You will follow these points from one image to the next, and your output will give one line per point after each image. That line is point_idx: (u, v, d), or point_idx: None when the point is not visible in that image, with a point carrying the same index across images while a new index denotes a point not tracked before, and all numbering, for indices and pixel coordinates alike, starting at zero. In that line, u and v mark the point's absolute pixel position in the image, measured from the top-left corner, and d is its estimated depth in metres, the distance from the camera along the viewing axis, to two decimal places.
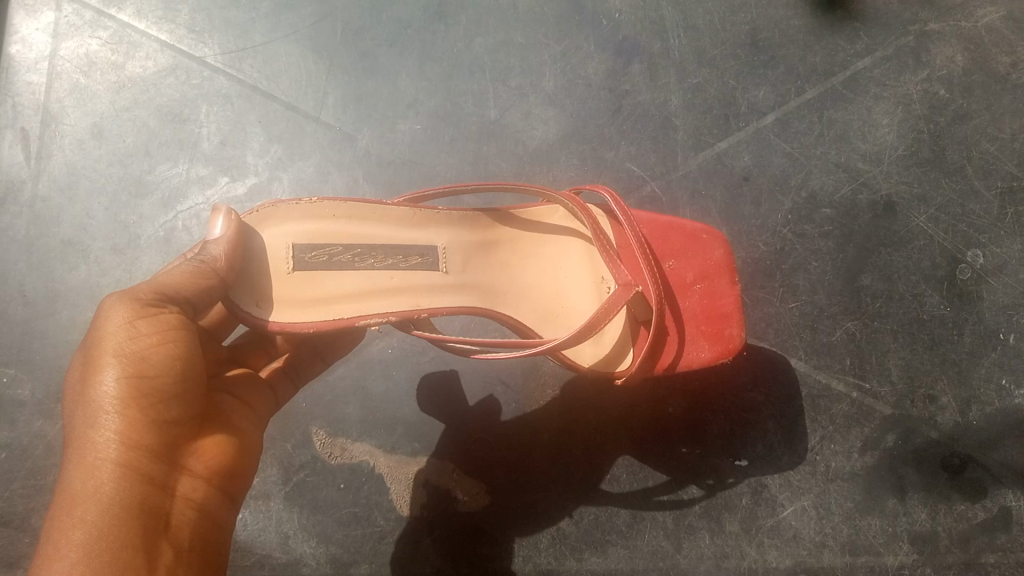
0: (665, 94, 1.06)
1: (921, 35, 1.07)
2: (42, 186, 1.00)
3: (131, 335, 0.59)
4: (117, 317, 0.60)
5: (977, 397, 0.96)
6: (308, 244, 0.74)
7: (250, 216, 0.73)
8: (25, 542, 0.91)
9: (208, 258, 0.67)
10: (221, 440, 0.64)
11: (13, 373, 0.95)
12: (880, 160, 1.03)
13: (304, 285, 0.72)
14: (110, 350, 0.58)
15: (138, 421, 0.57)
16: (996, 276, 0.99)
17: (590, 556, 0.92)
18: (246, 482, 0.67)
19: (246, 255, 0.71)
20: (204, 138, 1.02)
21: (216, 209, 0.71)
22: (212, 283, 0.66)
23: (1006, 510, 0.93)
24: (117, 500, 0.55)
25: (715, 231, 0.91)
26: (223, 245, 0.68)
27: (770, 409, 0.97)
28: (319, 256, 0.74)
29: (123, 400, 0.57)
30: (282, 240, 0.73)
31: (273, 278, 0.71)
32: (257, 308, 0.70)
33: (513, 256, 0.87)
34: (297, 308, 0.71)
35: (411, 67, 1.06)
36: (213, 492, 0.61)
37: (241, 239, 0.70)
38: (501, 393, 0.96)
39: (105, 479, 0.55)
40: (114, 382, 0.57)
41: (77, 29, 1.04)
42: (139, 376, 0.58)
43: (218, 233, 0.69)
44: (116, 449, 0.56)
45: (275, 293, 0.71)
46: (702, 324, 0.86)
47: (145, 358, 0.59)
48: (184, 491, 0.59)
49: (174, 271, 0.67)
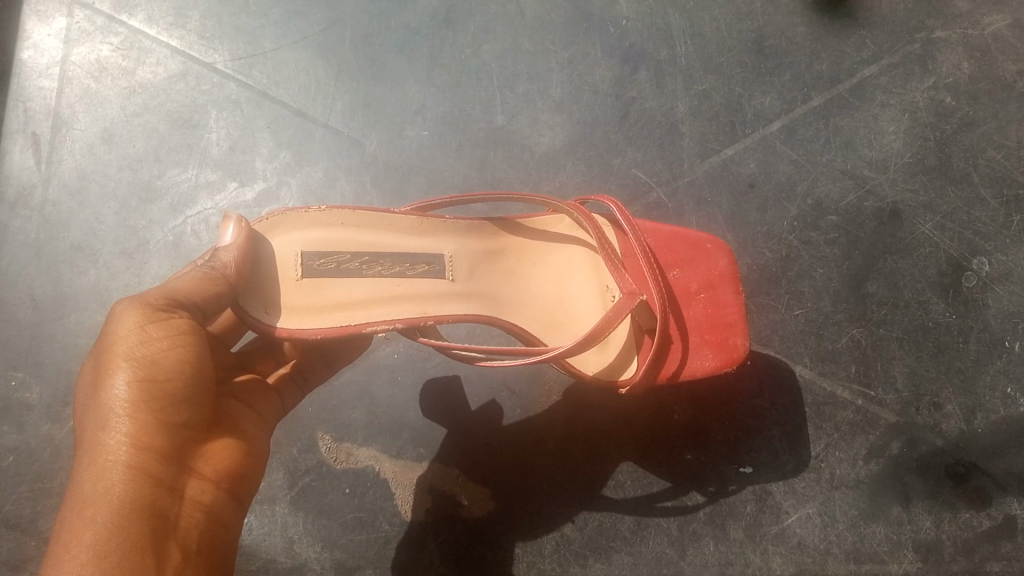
0: (671, 101, 1.06)
1: (927, 43, 1.07)
2: (53, 190, 1.01)
3: (142, 340, 0.59)
4: (129, 321, 0.60)
5: (982, 405, 0.96)
6: (316, 251, 0.75)
7: (260, 225, 0.74)
8: (34, 544, 0.92)
9: (218, 265, 0.68)
10: (229, 444, 0.65)
11: (23, 376, 0.96)
12: (886, 167, 1.03)
13: (312, 292, 0.73)
14: (121, 354, 0.59)
15: (147, 423, 0.58)
16: (1001, 283, 0.99)
17: (594, 562, 0.93)
18: (253, 485, 0.67)
19: (255, 264, 0.72)
20: (213, 143, 1.03)
21: (227, 217, 0.72)
22: (222, 290, 0.67)
23: (1011, 519, 0.93)
24: (127, 501, 0.55)
25: (719, 242, 0.91)
26: (233, 253, 0.69)
27: (774, 415, 0.97)
28: (327, 264, 0.75)
29: (133, 403, 0.57)
30: (291, 247, 0.74)
31: (282, 285, 0.72)
32: (266, 315, 0.70)
33: (519, 264, 0.88)
34: (304, 314, 0.72)
35: (419, 74, 1.07)
36: (221, 494, 0.62)
37: (250, 247, 0.71)
38: (506, 398, 0.97)
39: (116, 480, 0.56)
40: (125, 386, 0.58)
41: (88, 34, 1.05)
42: (150, 380, 0.59)
43: (228, 240, 0.70)
44: (126, 451, 0.56)
45: (283, 300, 0.72)
46: (706, 334, 0.86)
47: (155, 361, 0.59)
48: (193, 493, 0.59)
49: (184, 277, 0.67)
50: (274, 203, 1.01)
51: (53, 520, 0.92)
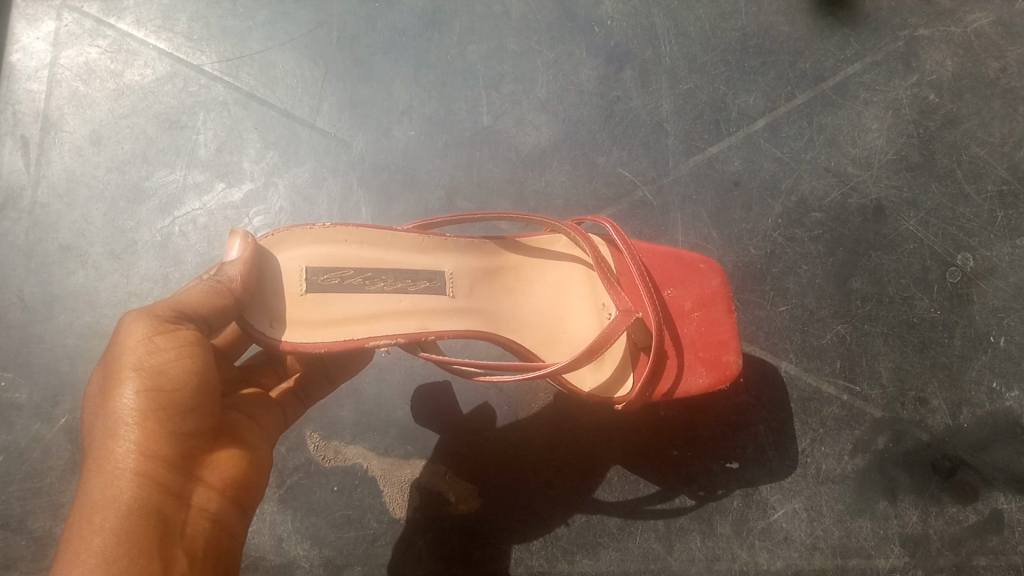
0: (656, 100, 1.07)
1: (910, 40, 1.08)
2: (41, 192, 1.01)
3: (150, 350, 0.59)
4: (137, 332, 0.60)
5: (968, 400, 0.97)
6: (321, 267, 0.75)
7: (265, 239, 0.74)
8: (22, 545, 0.92)
9: (224, 277, 0.68)
10: (234, 453, 0.65)
11: (11, 377, 0.96)
12: (870, 164, 1.04)
13: (316, 306, 0.73)
14: (129, 364, 0.59)
15: (155, 432, 0.57)
16: (986, 278, 1.00)
17: (581, 558, 0.93)
18: (257, 495, 0.67)
19: (261, 278, 0.72)
20: (201, 144, 1.04)
21: (233, 231, 0.72)
22: (227, 302, 0.67)
23: (997, 512, 0.94)
24: (135, 508, 0.55)
25: (711, 261, 0.92)
26: (239, 266, 0.69)
27: (760, 411, 0.97)
28: (331, 279, 0.75)
29: (141, 412, 0.57)
30: (296, 263, 0.74)
31: (287, 298, 0.73)
32: (270, 328, 0.71)
33: (518, 280, 0.88)
34: (307, 328, 0.72)
35: (406, 74, 1.08)
36: (227, 502, 0.62)
37: (256, 261, 0.72)
38: (494, 397, 0.97)
39: (123, 488, 0.55)
40: (133, 395, 0.57)
41: (77, 37, 1.06)
42: (158, 390, 0.58)
43: (234, 254, 0.71)
44: (134, 459, 0.56)
45: (289, 314, 0.72)
46: (699, 351, 0.87)
47: (163, 371, 0.59)
48: (199, 501, 0.59)
49: (190, 290, 0.67)
50: (262, 203, 1.02)
51: (42, 520, 0.92)
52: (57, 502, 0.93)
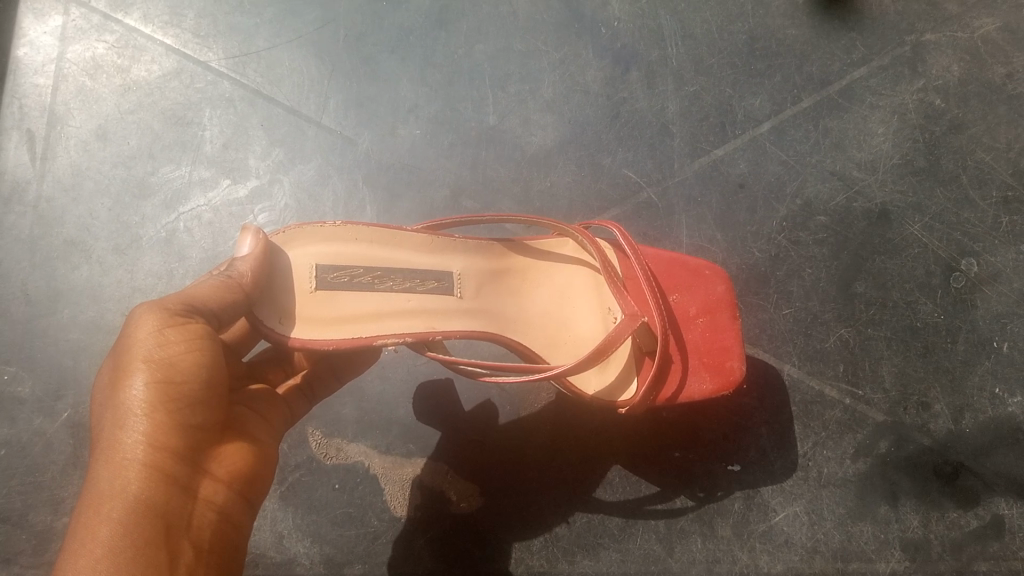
0: (662, 102, 1.07)
1: (917, 45, 1.08)
2: (46, 187, 1.01)
3: (160, 343, 0.59)
4: (147, 324, 0.60)
5: (970, 405, 0.97)
6: (330, 265, 0.75)
7: (278, 236, 0.74)
8: (23, 538, 0.92)
9: (234, 274, 0.68)
10: (241, 447, 0.65)
11: (14, 370, 0.96)
12: (875, 168, 1.04)
13: (326, 304, 0.74)
14: (139, 356, 0.59)
15: (164, 423, 0.58)
16: (990, 284, 1.00)
17: (582, 559, 0.93)
18: (264, 488, 0.67)
19: (271, 276, 0.73)
20: (207, 141, 1.04)
21: (246, 229, 0.72)
22: (237, 297, 0.67)
23: (998, 518, 0.94)
24: (142, 499, 0.55)
25: (717, 268, 0.92)
26: (249, 263, 0.69)
27: (762, 414, 0.97)
28: (341, 277, 0.75)
29: (150, 404, 0.57)
30: (307, 261, 0.75)
31: (297, 295, 0.73)
32: (279, 326, 0.71)
33: (525, 282, 0.88)
34: (317, 325, 0.72)
35: (413, 72, 1.08)
36: (233, 496, 0.62)
37: (266, 258, 0.72)
38: (496, 396, 0.98)
39: (131, 478, 0.55)
40: (142, 387, 0.58)
41: (84, 32, 1.06)
42: (167, 382, 0.59)
43: (245, 251, 0.71)
44: (142, 450, 0.56)
45: (298, 310, 0.72)
46: (704, 357, 0.87)
47: (173, 364, 0.59)
48: (206, 493, 0.59)
49: (201, 284, 0.67)
50: (267, 200, 1.02)
51: (43, 514, 0.92)
52: (59, 496, 0.93)
